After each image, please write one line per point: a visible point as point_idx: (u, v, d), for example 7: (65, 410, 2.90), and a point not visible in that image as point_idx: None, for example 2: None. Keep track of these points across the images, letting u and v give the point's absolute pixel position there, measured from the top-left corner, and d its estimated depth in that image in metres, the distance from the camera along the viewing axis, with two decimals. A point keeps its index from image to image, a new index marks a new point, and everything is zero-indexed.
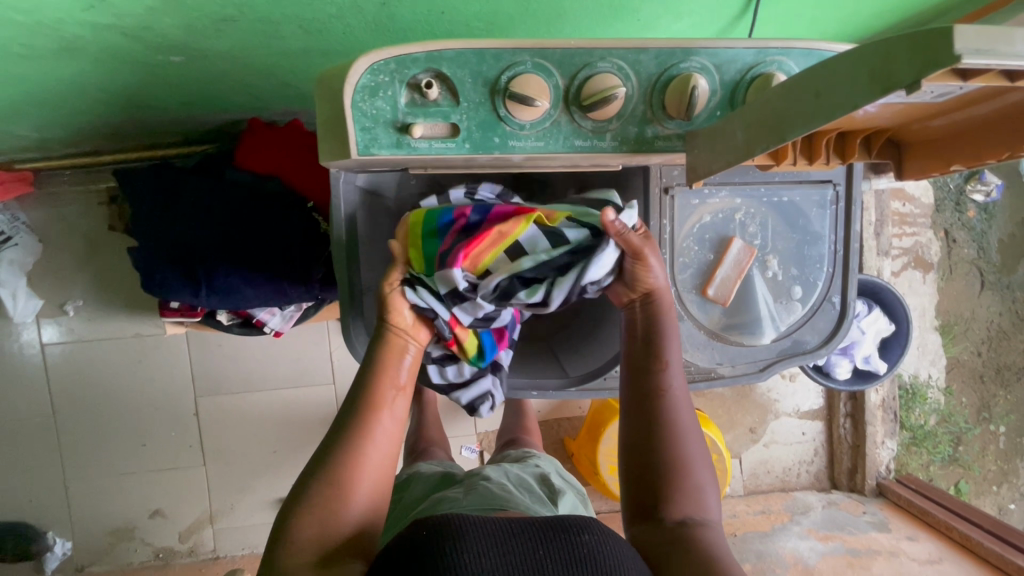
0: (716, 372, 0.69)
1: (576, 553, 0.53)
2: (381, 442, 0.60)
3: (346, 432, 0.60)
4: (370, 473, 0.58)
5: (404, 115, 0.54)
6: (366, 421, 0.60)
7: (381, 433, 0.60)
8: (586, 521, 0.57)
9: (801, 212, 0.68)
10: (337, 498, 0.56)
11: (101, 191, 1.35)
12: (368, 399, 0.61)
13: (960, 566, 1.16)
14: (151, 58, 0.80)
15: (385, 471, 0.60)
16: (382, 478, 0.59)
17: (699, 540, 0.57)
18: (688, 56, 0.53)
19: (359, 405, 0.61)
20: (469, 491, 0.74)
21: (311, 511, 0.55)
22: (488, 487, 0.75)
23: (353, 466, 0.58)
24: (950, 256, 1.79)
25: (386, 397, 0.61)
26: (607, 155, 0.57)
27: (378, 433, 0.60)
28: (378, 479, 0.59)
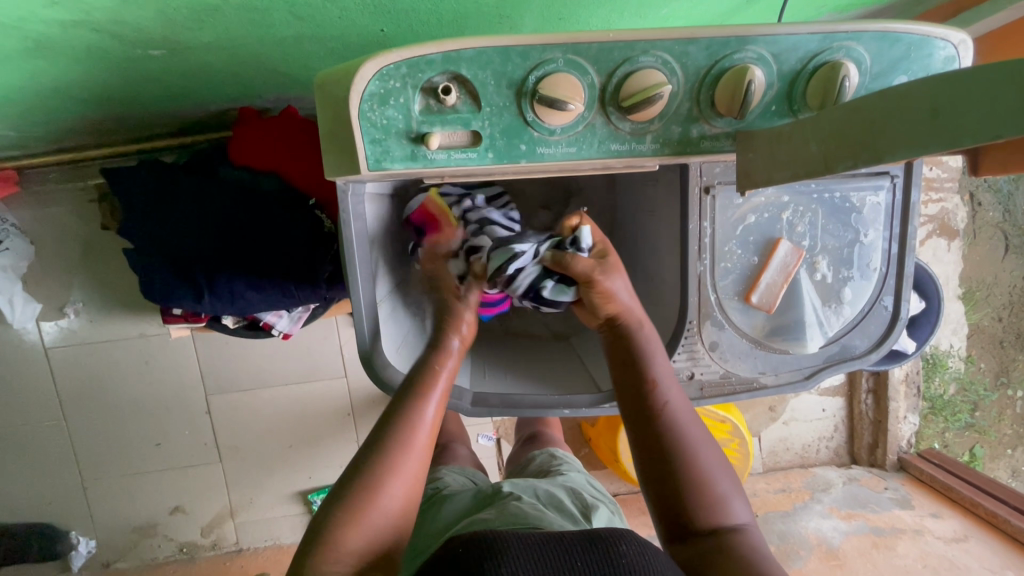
0: (759, 382, 0.65)
1: (615, 561, 0.51)
2: (420, 448, 0.59)
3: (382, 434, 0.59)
4: (409, 481, 0.57)
5: (419, 124, 0.48)
6: (409, 425, 0.59)
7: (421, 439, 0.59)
8: (625, 534, 0.55)
9: (855, 207, 0.61)
10: (373, 506, 0.54)
11: (91, 188, 1.28)
12: (413, 399, 0.60)
13: (986, 544, 1.15)
14: (128, 53, 0.72)
15: (420, 479, 0.59)
16: (418, 485, 0.58)
17: (735, 542, 0.54)
18: (743, 45, 0.46)
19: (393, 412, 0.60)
20: (500, 512, 0.72)
21: (350, 519, 0.53)
22: (519, 507, 0.73)
23: (393, 473, 0.56)
24: (976, 220, 1.72)
25: (428, 399, 0.61)
26: (647, 159, 0.51)
27: (419, 436, 0.59)
28: (412, 484, 0.58)
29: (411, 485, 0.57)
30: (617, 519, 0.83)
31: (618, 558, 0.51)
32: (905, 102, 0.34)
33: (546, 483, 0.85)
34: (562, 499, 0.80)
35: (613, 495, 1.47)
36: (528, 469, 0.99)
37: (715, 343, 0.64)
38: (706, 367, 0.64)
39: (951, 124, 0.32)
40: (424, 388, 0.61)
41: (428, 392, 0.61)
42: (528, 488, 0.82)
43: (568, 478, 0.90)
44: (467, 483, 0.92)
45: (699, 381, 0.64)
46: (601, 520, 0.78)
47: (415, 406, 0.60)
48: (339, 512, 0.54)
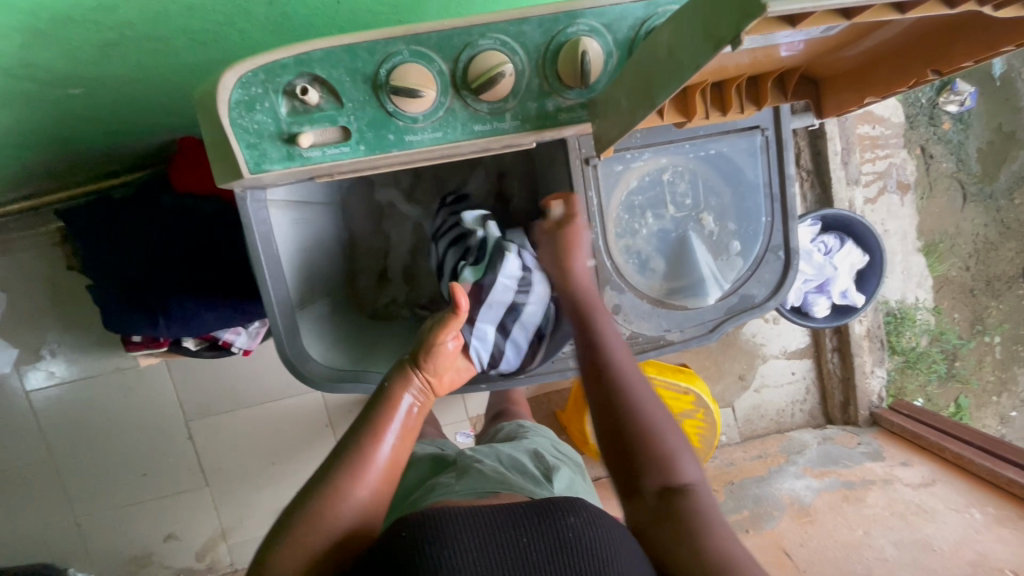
0: (665, 339, 0.68)
1: (562, 538, 0.49)
2: (374, 481, 0.59)
3: (347, 451, 0.59)
4: (358, 512, 0.57)
5: (289, 125, 0.52)
6: (360, 458, 0.59)
7: (381, 461, 0.59)
8: (567, 503, 0.54)
9: (731, 162, 0.65)
10: (319, 536, 0.54)
11: (54, 232, 1.33)
12: (366, 437, 0.60)
13: (953, 486, 1.16)
14: (50, 94, 0.77)
15: (373, 511, 0.58)
16: (369, 518, 0.57)
17: (689, 516, 0.52)
18: (574, 19, 0.50)
19: (365, 426, 0.61)
20: (461, 476, 0.76)
21: (292, 546, 0.53)
22: (479, 470, 0.77)
23: (351, 490, 0.57)
24: (929, 172, 1.74)
25: (386, 431, 0.61)
26: (511, 136, 0.55)
27: (372, 469, 0.58)
28: (376, 497, 0.58)
29: (364, 521, 0.57)
30: (578, 480, 0.87)
31: (563, 532, 0.50)
32: (659, 49, 0.35)
33: (511, 449, 0.89)
34: (524, 461, 0.84)
35: (594, 478, 1.49)
36: (495, 437, 1.03)
37: (618, 305, 0.67)
38: (612, 330, 0.67)
39: (681, 63, 0.33)
40: (382, 422, 0.61)
41: (384, 428, 0.61)
42: (492, 454, 0.86)
43: (533, 443, 0.93)
44: (436, 450, 0.95)
45: None
46: (563, 479, 0.81)
47: (369, 440, 0.60)
48: (284, 537, 0.54)
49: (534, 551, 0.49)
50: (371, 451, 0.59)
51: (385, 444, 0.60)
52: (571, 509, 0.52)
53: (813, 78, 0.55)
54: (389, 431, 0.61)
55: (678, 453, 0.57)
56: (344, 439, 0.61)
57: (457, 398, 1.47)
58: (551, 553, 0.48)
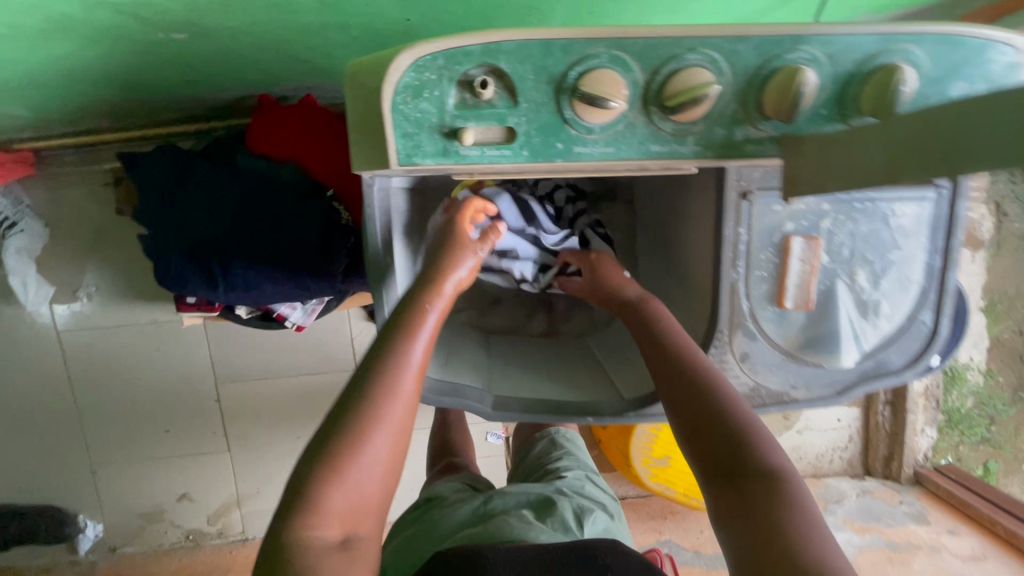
0: (790, 396, 0.63)
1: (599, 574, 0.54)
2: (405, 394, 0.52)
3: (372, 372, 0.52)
4: (396, 435, 0.51)
5: (453, 118, 0.46)
6: (390, 363, 0.53)
7: (412, 372, 0.53)
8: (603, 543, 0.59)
9: (897, 217, 0.59)
10: (353, 463, 0.48)
11: (108, 172, 1.27)
12: (396, 344, 0.54)
13: (1004, 566, 1.14)
14: (150, 35, 0.71)
15: (406, 423, 0.52)
16: (401, 437, 0.51)
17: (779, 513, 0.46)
18: (797, 45, 0.44)
19: (390, 338, 0.55)
20: (489, 525, 0.68)
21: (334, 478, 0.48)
22: (508, 521, 0.69)
23: (380, 420, 0.50)
24: (1001, 232, 1.67)
25: (418, 332, 0.56)
26: (686, 162, 0.49)
27: (407, 374, 0.53)
28: (400, 436, 0.51)
29: (397, 443, 0.51)
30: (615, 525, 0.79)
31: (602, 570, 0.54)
32: (992, 111, 0.33)
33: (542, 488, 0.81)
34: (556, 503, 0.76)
35: (620, 498, 1.45)
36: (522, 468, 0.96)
37: (747, 353, 0.62)
38: (736, 379, 0.62)
39: None
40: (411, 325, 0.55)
41: (416, 327, 0.56)
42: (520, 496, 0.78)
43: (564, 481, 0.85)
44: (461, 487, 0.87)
45: None
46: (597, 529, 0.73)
47: (400, 342, 0.54)
48: (318, 468, 0.48)
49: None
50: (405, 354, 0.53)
51: (417, 346, 0.55)
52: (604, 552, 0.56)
53: None
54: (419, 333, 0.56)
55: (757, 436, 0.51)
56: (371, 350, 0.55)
57: None
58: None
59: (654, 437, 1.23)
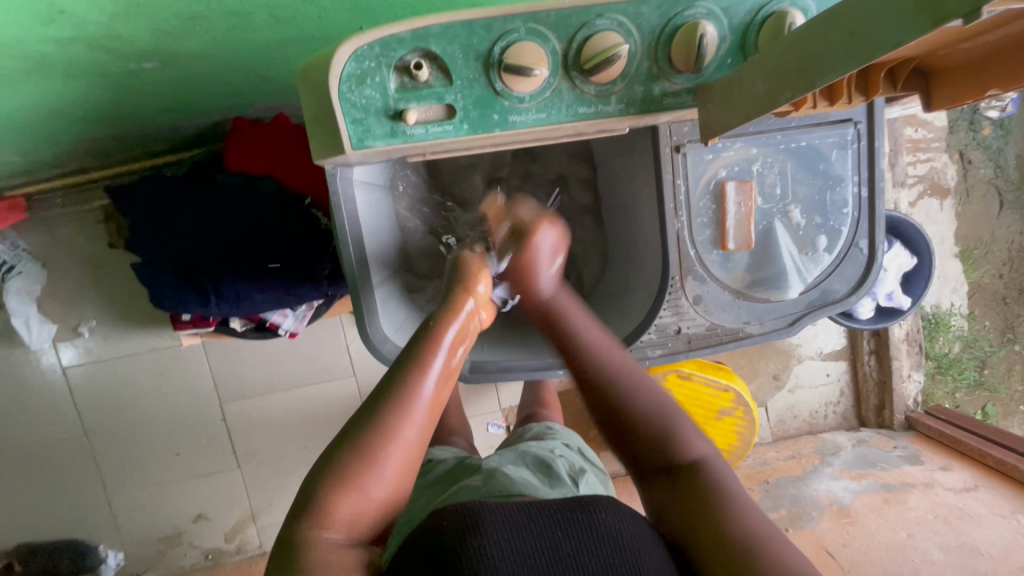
0: (744, 331, 0.67)
1: (593, 532, 0.48)
2: (421, 420, 0.55)
3: (387, 400, 0.54)
4: (406, 455, 0.53)
5: (396, 101, 0.51)
6: (407, 394, 0.55)
7: (422, 406, 0.55)
8: (599, 499, 0.52)
9: (821, 155, 0.65)
10: (371, 475, 0.51)
11: (97, 209, 1.32)
12: (409, 373, 0.56)
13: (997, 493, 1.16)
14: (123, 67, 0.76)
15: (419, 454, 0.54)
16: (417, 458, 0.54)
17: (710, 492, 0.53)
18: (693, 2, 0.49)
19: (398, 376, 0.56)
20: (487, 479, 0.71)
21: (343, 484, 0.51)
22: (507, 474, 0.72)
23: (390, 442, 0.52)
24: (967, 178, 1.65)
25: (429, 368, 0.57)
26: (614, 120, 0.54)
27: (418, 408, 0.55)
28: (410, 458, 0.54)
29: (409, 461, 0.54)
30: (603, 483, 0.84)
31: (596, 527, 0.48)
32: (830, 26, 0.34)
33: (537, 449, 0.85)
34: (552, 463, 0.80)
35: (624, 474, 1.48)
36: (521, 437, 0.98)
37: (699, 296, 0.66)
38: (692, 321, 0.67)
39: (865, 42, 0.32)
40: (424, 355, 0.57)
41: (428, 363, 0.57)
42: (515, 456, 0.82)
43: (557, 444, 0.90)
44: (457, 454, 0.93)
45: (686, 334, 0.67)
46: (588, 483, 0.78)
47: (414, 376, 0.56)
48: (336, 473, 0.51)
49: (568, 543, 0.47)
50: (416, 388, 0.55)
51: (428, 381, 0.56)
52: (601, 505, 0.51)
53: (925, 70, 0.54)
54: (443, 343, 0.59)
55: (684, 433, 0.58)
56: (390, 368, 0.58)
57: (490, 389, 1.46)
58: (585, 544, 0.47)
59: None
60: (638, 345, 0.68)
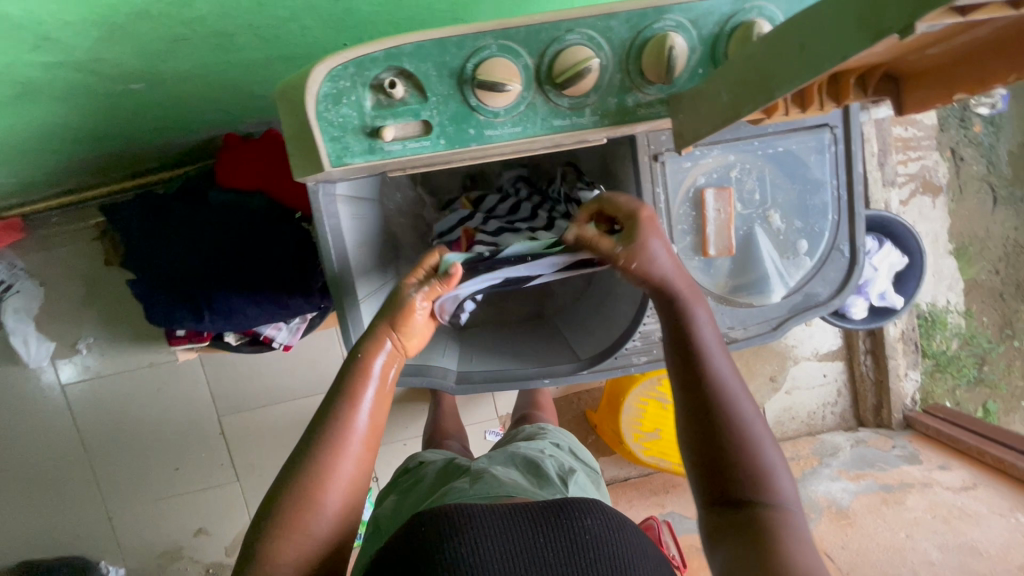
0: (728, 337, 0.68)
1: (576, 539, 0.51)
2: (357, 452, 0.58)
3: (322, 439, 0.57)
4: (345, 488, 0.56)
5: (373, 119, 0.52)
6: (341, 431, 0.57)
7: (358, 438, 0.58)
8: (585, 502, 0.55)
9: (799, 160, 0.65)
10: (312, 517, 0.54)
11: (93, 227, 1.34)
12: (341, 408, 0.58)
13: (995, 491, 1.15)
14: (110, 89, 0.77)
15: (359, 484, 0.58)
16: (356, 487, 0.57)
17: (771, 530, 0.51)
18: (662, 15, 0.50)
19: (331, 412, 0.58)
20: (474, 482, 0.72)
21: (287, 530, 0.53)
22: (493, 476, 0.72)
23: (329, 478, 0.55)
24: (959, 175, 1.65)
25: (361, 400, 0.59)
26: (589, 132, 0.54)
27: (353, 441, 0.58)
28: (349, 489, 0.57)
29: (350, 492, 0.57)
30: (592, 483, 0.85)
31: (579, 535, 0.51)
32: (785, 38, 0.35)
33: (527, 450, 0.86)
34: (541, 464, 0.80)
35: (623, 479, 1.48)
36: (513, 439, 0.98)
37: None
38: None
39: (816, 55, 0.33)
40: (358, 386, 0.59)
41: (359, 394, 0.59)
42: (505, 458, 0.82)
43: (547, 445, 0.90)
44: (446, 457, 0.93)
45: None
46: (578, 483, 0.79)
47: (346, 410, 0.58)
48: (276, 519, 0.53)
49: (550, 549, 0.50)
50: (349, 423, 0.58)
51: (362, 412, 0.59)
52: (586, 510, 0.53)
53: (895, 75, 0.55)
54: (371, 377, 0.60)
55: (772, 468, 0.54)
56: (324, 405, 0.60)
57: (487, 396, 1.46)
58: (567, 551, 0.50)
59: (642, 411, 1.26)
60: (623, 353, 0.70)
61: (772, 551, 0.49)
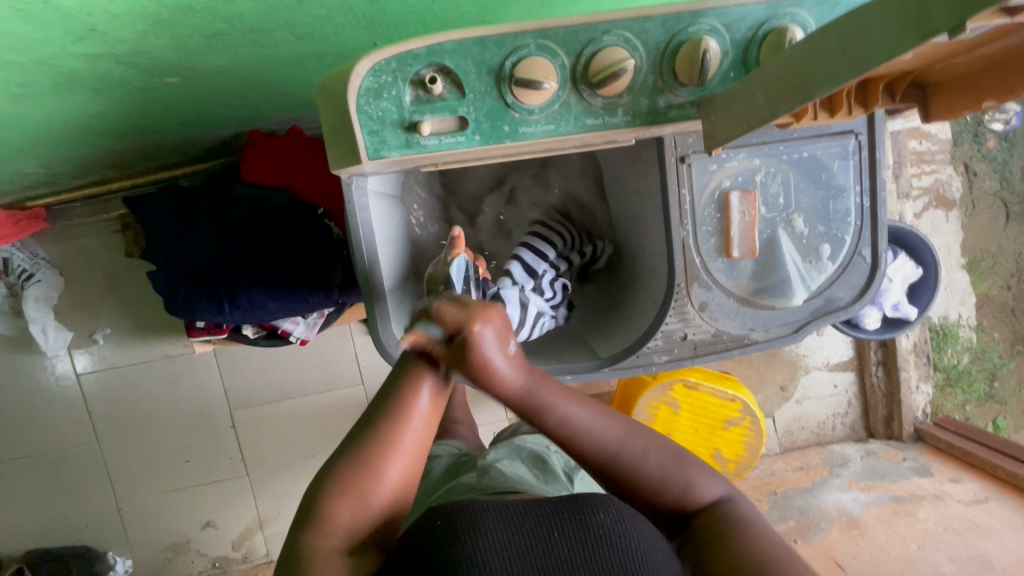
0: (749, 338, 0.68)
1: (590, 534, 0.48)
2: (418, 430, 0.56)
3: (385, 411, 0.56)
4: (405, 464, 0.54)
5: (411, 113, 0.53)
6: (400, 411, 0.56)
7: (419, 417, 0.56)
8: (599, 497, 0.53)
9: (823, 165, 0.66)
10: (369, 487, 0.53)
11: (115, 219, 1.36)
12: (405, 383, 0.57)
13: (1008, 505, 1.15)
14: (147, 82, 0.78)
15: (416, 463, 0.56)
16: (415, 467, 0.55)
17: (727, 525, 0.55)
18: (697, 18, 0.51)
19: (393, 390, 0.57)
20: (481, 476, 0.73)
21: (344, 495, 0.52)
22: (500, 470, 0.73)
23: (390, 453, 0.54)
24: (972, 191, 1.66)
25: (422, 382, 0.57)
26: (620, 131, 0.56)
27: (414, 420, 0.56)
28: (409, 467, 0.55)
29: (409, 470, 0.55)
30: (597, 479, 0.85)
31: (592, 528, 0.48)
32: (825, 42, 0.36)
33: (534, 444, 0.86)
34: (548, 459, 0.81)
35: None
36: (517, 431, 0.98)
37: (704, 303, 0.68)
38: (698, 327, 0.68)
39: (859, 56, 0.34)
40: (418, 365, 0.58)
41: (420, 379, 0.57)
42: (512, 451, 0.83)
43: None
44: (455, 451, 0.94)
45: (692, 341, 0.68)
46: (584, 479, 0.79)
47: (407, 391, 0.57)
48: (334, 484, 0.53)
49: (563, 543, 0.48)
50: (411, 401, 0.56)
51: (423, 393, 0.57)
52: (601, 505, 0.51)
53: (921, 83, 0.56)
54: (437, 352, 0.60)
55: (697, 480, 0.58)
56: (386, 385, 0.59)
57: (497, 396, 1.47)
58: (579, 545, 0.47)
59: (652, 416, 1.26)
60: (644, 352, 0.69)
61: (736, 541, 0.53)
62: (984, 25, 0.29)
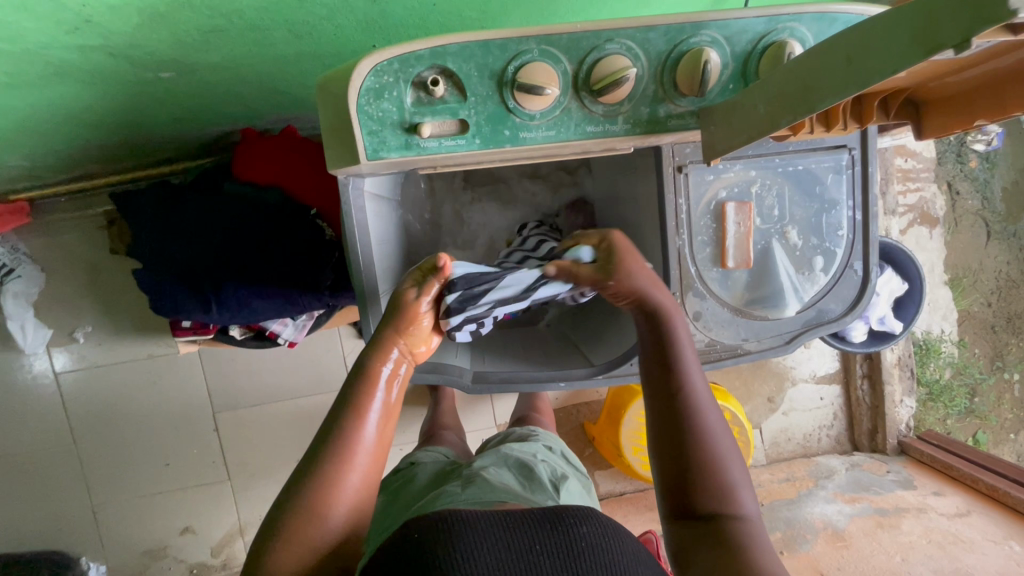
0: (742, 348, 0.69)
1: (573, 548, 0.48)
2: (363, 465, 0.54)
3: (326, 449, 0.54)
4: (351, 500, 0.53)
5: (412, 115, 0.53)
6: (346, 445, 0.54)
7: (364, 451, 0.54)
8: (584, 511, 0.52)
9: (817, 179, 0.67)
10: (316, 526, 0.51)
11: (100, 215, 1.33)
12: (348, 419, 0.55)
13: (988, 519, 1.17)
14: (140, 76, 0.77)
15: (366, 496, 0.54)
16: (363, 502, 0.54)
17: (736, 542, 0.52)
18: (698, 30, 0.52)
19: (337, 423, 0.56)
20: (467, 484, 0.71)
21: (288, 542, 0.50)
22: (486, 478, 0.72)
23: (332, 492, 0.52)
24: (955, 209, 1.69)
25: (368, 412, 0.56)
26: (620, 139, 0.56)
27: (359, 452, 0.54)
28: (355, 502, 0.53)
29: (356, 504, 0.53)
30: (583, 488, 0.84)
31: (576, 541, 0.48)
32: (829, 55, 0.37)
33: (520, 452, 0.85)
34: (534, 467, 0.80)
35: (619, 493, 1.47)
36: (504, 439, 0.97)
37: (699, 312, 0.68)
38: (692, 336, 0.68)
39: (864, 68, 0.34)
40: (362, 399, 0.56)
41: (365, 409, 0.56)
42: (497, 459, 0.82)
43: (539, 448, 0.90)
44: (440, 457, 0.92)
45: None
46: (570, 489, 0.78)
47: (353, 423, 0.55)
48: (278, 531, 0.50)
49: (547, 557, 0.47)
50: (355, 434, 0.54)
51: (369, 425, 0.56)
52: (582, 519, 0.51)
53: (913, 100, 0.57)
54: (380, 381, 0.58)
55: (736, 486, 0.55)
56: (328, 420, 0.57)
57: (486, 403, 1.46)
58: (564, 558, 0.47)
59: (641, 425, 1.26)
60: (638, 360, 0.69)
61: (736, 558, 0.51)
62: (988, 42, 0.30)
